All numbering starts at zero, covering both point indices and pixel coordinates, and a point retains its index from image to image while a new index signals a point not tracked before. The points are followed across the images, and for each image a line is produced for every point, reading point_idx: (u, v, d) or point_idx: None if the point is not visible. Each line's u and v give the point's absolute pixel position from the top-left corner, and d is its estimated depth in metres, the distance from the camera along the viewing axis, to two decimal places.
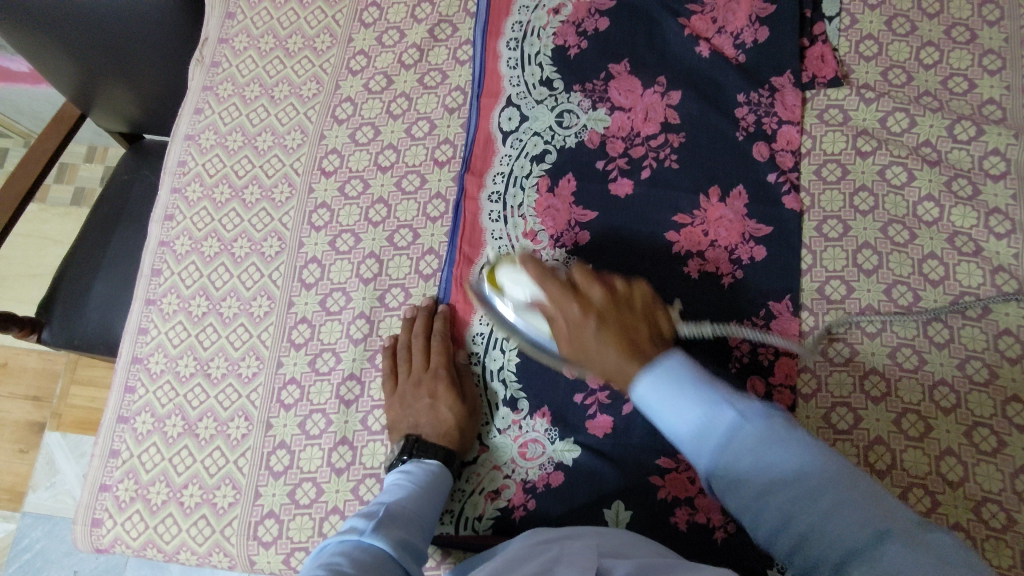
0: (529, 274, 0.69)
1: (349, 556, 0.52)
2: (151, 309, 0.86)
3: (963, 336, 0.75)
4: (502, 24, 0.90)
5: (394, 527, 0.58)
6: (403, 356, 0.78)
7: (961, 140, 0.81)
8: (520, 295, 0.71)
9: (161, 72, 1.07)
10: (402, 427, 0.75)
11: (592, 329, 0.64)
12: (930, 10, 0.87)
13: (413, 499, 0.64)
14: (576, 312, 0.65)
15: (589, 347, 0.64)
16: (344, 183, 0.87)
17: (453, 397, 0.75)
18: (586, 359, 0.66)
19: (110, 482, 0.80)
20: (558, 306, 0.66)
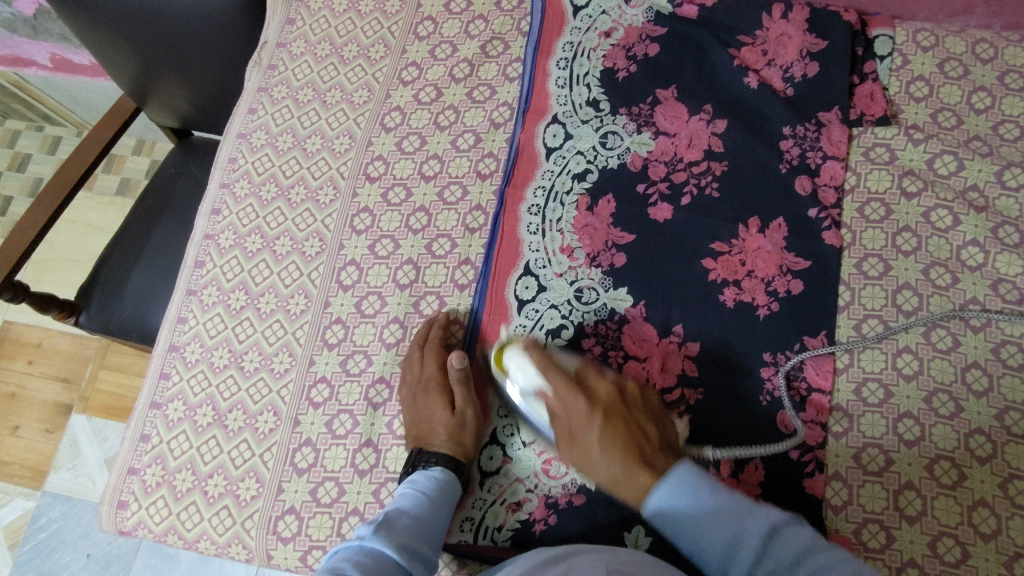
0: (534, 363, 0.72)
1: (352, 562, 0.58)
2: (191, 299, 0.88)
3: (1002, 386, 0.74)
4: (552, 44, 0.91)
5: (399, 532, 0.63)
6: (404, 368, 0.79)
7: (1009, 187, 0.80)
8: (523, 383, 0.74)
9: (218, 72, 1.11)
10: (408, 440, 0.76)
11: (595, 428, 0.69)
12: (984, 55, 0.87)
13: (419, 502, 0.67)
14: (585, 408, 0.70)
15: (586, 445, 0.69)
16: (388, 189, 0.89)
17: (448, 409, 0.75)
18: (582, 466, 0.70)
19: (138, 465, 0.81)
20: (567, 398, 0.71)
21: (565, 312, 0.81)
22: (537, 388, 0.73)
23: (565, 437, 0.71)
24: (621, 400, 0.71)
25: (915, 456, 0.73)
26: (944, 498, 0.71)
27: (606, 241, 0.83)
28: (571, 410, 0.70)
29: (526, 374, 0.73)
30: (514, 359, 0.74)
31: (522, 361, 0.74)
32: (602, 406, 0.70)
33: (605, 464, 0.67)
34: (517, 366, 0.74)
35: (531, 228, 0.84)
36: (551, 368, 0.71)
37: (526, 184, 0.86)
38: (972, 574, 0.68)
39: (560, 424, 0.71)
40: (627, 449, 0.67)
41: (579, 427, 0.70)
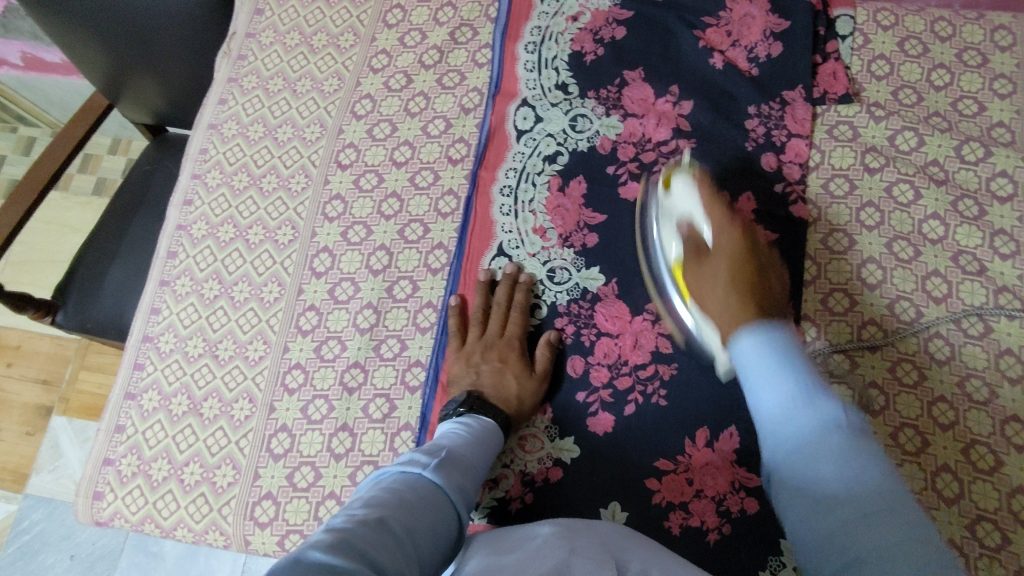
0: (699, 195, 0.76)
1: (410, 486, 0.51)
2: (164, 290, 0.87)
3: (964, 354, 0.76)
4: (520, 29, 0.92)
5: (456, 469, 0.57)
6: (478, 320, 0.80)
7: (968, 161, 0.82)
8: (678, 209, 0.76)
9: (190, 62, 1.11)
10: (462, 384, 0.76)
11: (721, 285, 0.69)
12: (942, 33, 0.89)
13: (468, 447, 0.63)
14: (731, 239, 0.72)
15: (715, 268, 0.71)
16: (359, 177, 0.89)
17: (520, 367, 0.76)
18: (699, 292, 0.71)
19: (113, 456, 0.81)
20: (716, 228, 0.73)
21: (537, 292, 0.82)
22: (687, 219, 0.75)
23: (693, 258, 0.73)
24: (758, 252, 0.73)
25: (880, 424, 0.75)
26: (908, 465, 0.73)
27: (577, 221, 0.84)
28: (714, 241, 0.73)
29: (687, 201, 0.76)
30: (679, 184, 0.77)
31: (687, 189, 0.76)
32: (746, 240, 0.72)
33: (722, 297, 0.68)
34: (680, 192, 0.77)
35: (503, 209, 0.85)
36: (726, 218, 0.73)
37: (498, 165, 0.87)
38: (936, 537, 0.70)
39: (699, 245, 0.73)
40: (745, 281, 0.69)
41: (720, 245, 0.72)
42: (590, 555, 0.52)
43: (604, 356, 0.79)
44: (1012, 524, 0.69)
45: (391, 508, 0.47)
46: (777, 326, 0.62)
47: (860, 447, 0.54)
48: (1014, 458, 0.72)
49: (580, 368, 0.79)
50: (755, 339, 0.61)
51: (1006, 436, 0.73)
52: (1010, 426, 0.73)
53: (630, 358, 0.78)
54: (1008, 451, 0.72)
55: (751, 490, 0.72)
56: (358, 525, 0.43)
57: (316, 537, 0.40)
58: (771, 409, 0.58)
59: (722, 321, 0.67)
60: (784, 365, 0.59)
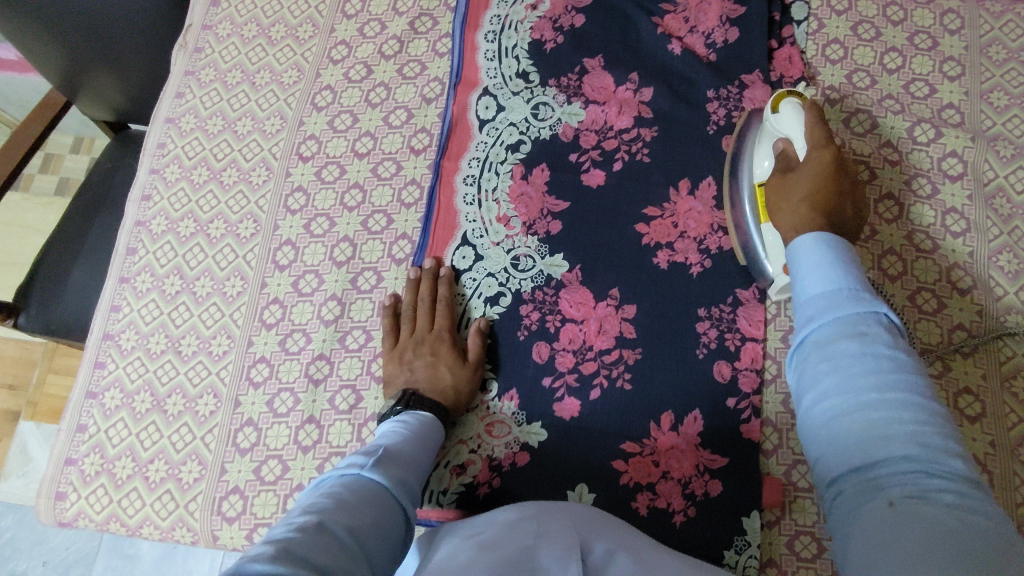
0: (805, 115, 0.71)
1: (350, 488, 0.52)
2: (124, 287, 0.86)
3: (918, 330, 0.78)
4: (480, 18, 0.92)
5: (395, 465, 0.58)
6: (407, 316, 0.79)
7: (920, 142, 0.84)
8: (781, 129, 0.74)
9: (146, 49, 1.08)
10: (397, 382, 0.75)
11: (799, 191, 0.66)
12: (894, 17, 0.90)
13: (409, 443, 0.64)
14: (822, 157, 0.67)
15: (798, 175, 0.67)
16: (321, 168, 0.88)
17: (453, 358, 0.76)
18: (778, 200, 0.68)
19: (75, 456, 0.79)
20: (813, 144, 0.68)
21: (502, 280, 0.82)
22: (787, 139, 0.72)
23: (781, 168, 0.70)
24: (848, 178, 0.67)
25: None
26: None
27: (541, 209, 0.85)
28: (804, 155, 0.68)
29: (790, 122, 0.72)
30: (786, 106, 0.74)
31: (795, 113, 0.73)
32: (834, 165, 0.66)
33: (794, 211, 0.64)
34: (785, 114, 0.73)
35: (467, 198, 0.85)
36: (820, 124, 0.69)
37: (460, 155, 0.87)
38: None
39: (788, 159, 0.70)
40: (818, 204, 0.64)
41: (809, 156, 0.68)
42: (558, 539, 0.52)
43: (570, 342, 0.79)
44: None
45: (330, 512, 0.48)
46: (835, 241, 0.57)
47: (903, 368, 0.47)
48: (967, 429, 0.74)
49: (546, 354, 0.79)
50: (807, 247, 0.56)
51: (960, 408, 0.75)
52: (963, 398, 0.75)
53: (595, 343, 0.79)
54: (962, 422, 0.74)
55: (715, 472, 0.73)
56: (296, 537, 0.44)
57: (251, 554, 0.40)
58: (815, 331, 0.52)
59: (790, 232, 0.64)
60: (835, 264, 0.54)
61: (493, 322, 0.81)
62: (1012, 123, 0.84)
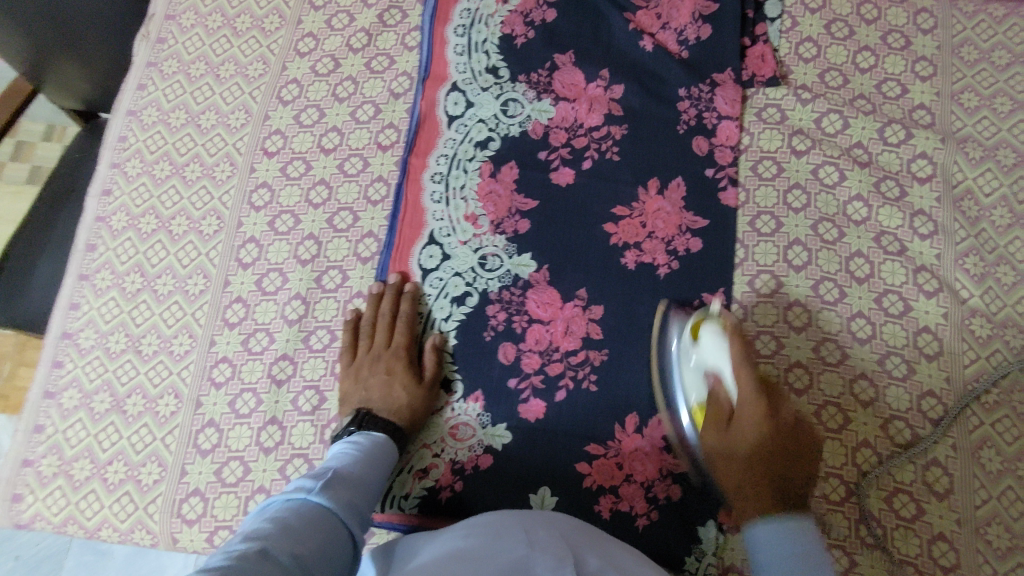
0: (732, 352, 0.65)
1: (296, 511, 0.52)
2: (84, 284, 0.84)
3: (884, 332, 0.78)
4: (450, 11, 0.90)
5: (343, 488, 0.58)
6: (366, 331, 0.79)
7: (891, 143, 0.84)
8: (706, 360, 0.68)
9: (103, 25, 1.04)
10: (353, 400, 0.75)
11: (750, 433, 0.64)
12: (868, 16, 0.90)
13: (360, 463, 0.64)
14: (758, 420, 0.64)
15: (741, 428, 0.65)
16: (286, 164, 0.87)
17: (409, 377, 0.76)
18: (712, 428, 0.66)
19: (32, 457, 0.78)
20: (743, 393, 0.65)
21: (469, 280, 0.81)
22: (716, 370, 0.67)
23: (714, 418, 0.66)
24: (779, 402, 0.66)
25: (804, 404, 0.77)
26: (830, 442, 0.75)
27: (509, 207, 0.84)
28: (738, 403, 0.65)
29: (717, 358, 0.67)
30: (707, 336, 0.68)
31: (716, 342, 0.67)
32: (771, 428, 0.64)
33: (745, 454, 0.64)
34: (708, 346, 0.68)
35: (434, 196, 0.84)
36: (747, 364, 0.65)
37: (429, 152, 0.86)
38: (856, 510, 0.73)
39: (722, 401, 0.66)
40: (766, 457, 0.63)
41: (743, 402, 0.65)
42: (549, 549, 0.51)
43: (536, 343, 0.79)
44: (927, 494, 0.73)
45: (273, 537, 0.48)
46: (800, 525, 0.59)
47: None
48: (928, 432, 0.75)
49: (512, 355, 0.78)
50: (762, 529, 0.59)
51: (923, 411, 0.75)
52: (927, 401, 0.76)
53: (561, 345, 0.78)
54: (925, 426, 0.75)
55: (678, 475, 0.73)
56: (237, 563, 0.43)
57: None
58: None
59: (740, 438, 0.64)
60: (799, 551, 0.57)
61: (459, 322, 0.80)
62: (982, 125, 0.84)
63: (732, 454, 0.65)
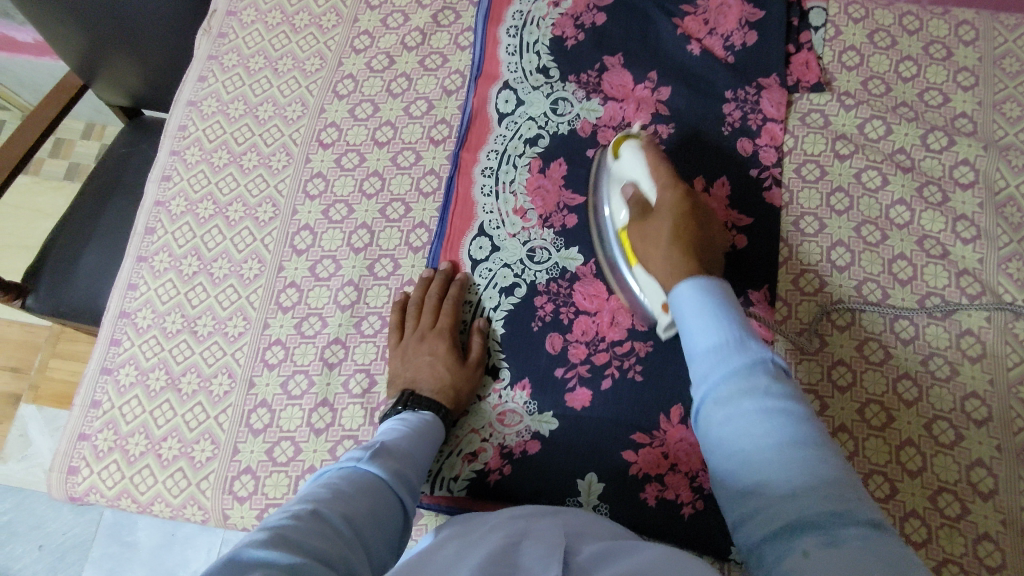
0: (645, 158, 0.74)
1: (347, 478, 0.54)
2: (142, 266, 0.86)
3: (927, 333, 0.80)
4: (502, 12, 0.93)
5: (392, 460, 0.60)
6: (413, 313, 0.80)
7: (933, 149, 0.86)
8: (626, 171, 0.77)
9: (161, 25, 1.07)
10: (400, 380, 0.76)
11: (666, 226, 0.70)
12: (910, 27, 0.92)
13: (409, 438, 0.65)
14: (675, 197, 0.71)
15: (659, 221, 0.71)
16: (341, 156, 0.89)
17: (453, 358, 0.77)
18: (644, 249, 0.71)
19: (88, 431, 0.80)
20: (658, 176, 0.72)
21: (517, 271, 0.83)
22: (634, 182, 0.75)
23: (639, 214, 0.73)
24: (704, 230, 0.71)
25: (848, 401, 0.78)
26: (874, 440, 0.76)
27: (557, 202, 0.86)
28: (657, 197, 0.72)
29: (632, 167, 0.75)
30: (627, 151, 0.77)
31: (635, 154, 0.76)
32: (684, 203, 0.71)
33: (664, 252, 0.68)
34: (626, 161, 0.76)
35: (484, 189, 0.86)
36: (660, 167, 0.73)
37: (480, 147, 0.88)
38: (900, 508, 0.74)
39: (644, 204, 0.74)
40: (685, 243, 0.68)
41: (659, 196, 0.72)
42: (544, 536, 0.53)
43: (582, 333, 0.80)
44: (971, 494, 0.73)
45: (326, 501, 0.50)
46: (716, 283, 0.61)
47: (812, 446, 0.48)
48: (972, 433, 0.76)
49: (558, 345, 0.80)
50: (693, 289, 0.60)
51: (966, 411, 0.76)
52: (970, 401, 0.77)
53: (607, 335, 0.80)
54: (968, 426, 0.76)
55: None
56: (292, 522, 0.45)
57: (249, 537, 0.42)
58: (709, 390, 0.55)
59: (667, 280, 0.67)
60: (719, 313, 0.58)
61: (508, 311, 0.82)
62: None
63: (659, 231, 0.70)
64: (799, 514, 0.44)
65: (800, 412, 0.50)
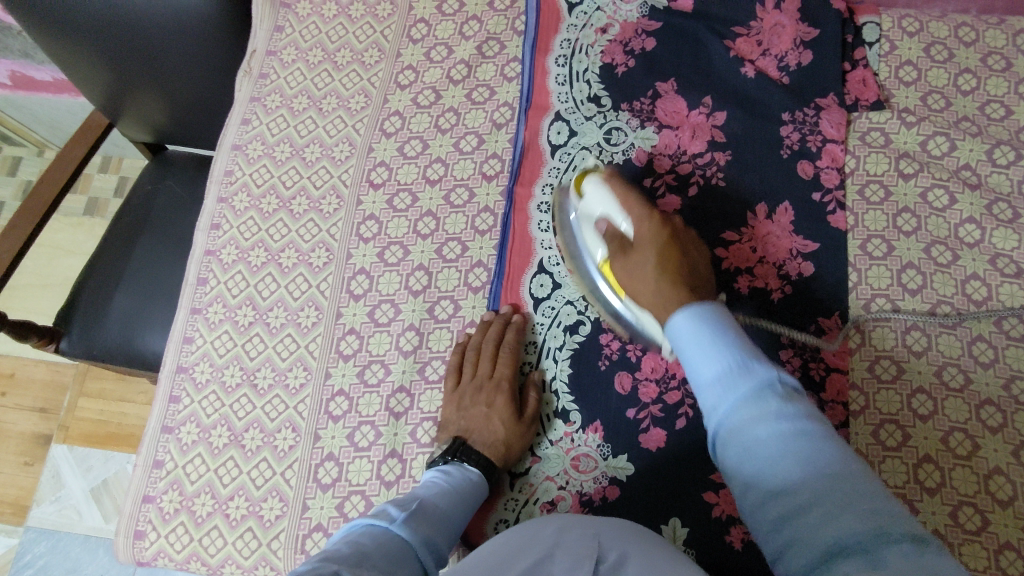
0: (612, 190, 0.71)
1: (375, 539, 0.54)
2: (196, 318, 0.85)
3: (1008, 356, 0.77)
4: (550, 42, 0.92)
5: (425, 524, 0.59)
6: (471, 358, 0.78)
7: (1000, 164, 0.84)
8: (595, 211, 0.73)
9: (197, 67, 0.94)
10: (453, 428, 0.75)
11: (650, 258, 0.65)
12: (967, 38, 0.90)
13: (446, 500, 0.65)
14: (654, 226, 0.67)
15: (641, 259, 0.66)
16: (392, 196, 0.88)
17: (509, 411, 0.75)
18: (632, 288, 0.67)
19: (153, 493, 0.78)
20: (632, 207, 0.69)
21: (580, 308, 0.80)
22: (606, 217, 0.71)
23: (619, 251, 0.68)
24: (685, 243, 0.68)
25: (930, 430, 0.75)
26: (961, 469, 0.74)
27: None
28: (635, 230, 0.68)
29: (602, 203, 0.71)
30: (592, 185, 0.73)
31: (600, 189, 0.72)
32: (665, 228, 0.67)
33: (642, 211, 0.68)
34: (593, 194, 0.73)
35: (541, 225, 0.84)
36: (629, 196, 0.70)
37: (534, 181, 0.86)
38: (994, 540, 0.71)
39: (622, 239, 0.69)
40: (675, 275, 0.64)
41: (639, 232, 0.67)
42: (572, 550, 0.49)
43: (652, 371, 0.77)
44: None
45: (351, 560, 0.49)
46: (712, 307, 0.57)
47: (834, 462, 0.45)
48: None
49: (628, 385, 0.77)
50: (682, 320, 0.56)
51: None
52: None
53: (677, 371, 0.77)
54: None
55: None
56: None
57: None
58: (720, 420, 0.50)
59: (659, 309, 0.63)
60: (717, 338, 0.53)
61: (572, 351, 0.79)
62: None
63: (641, 270, 0.66)
64: (835, 543, 0.41)
65: (825, 430, 0.47)
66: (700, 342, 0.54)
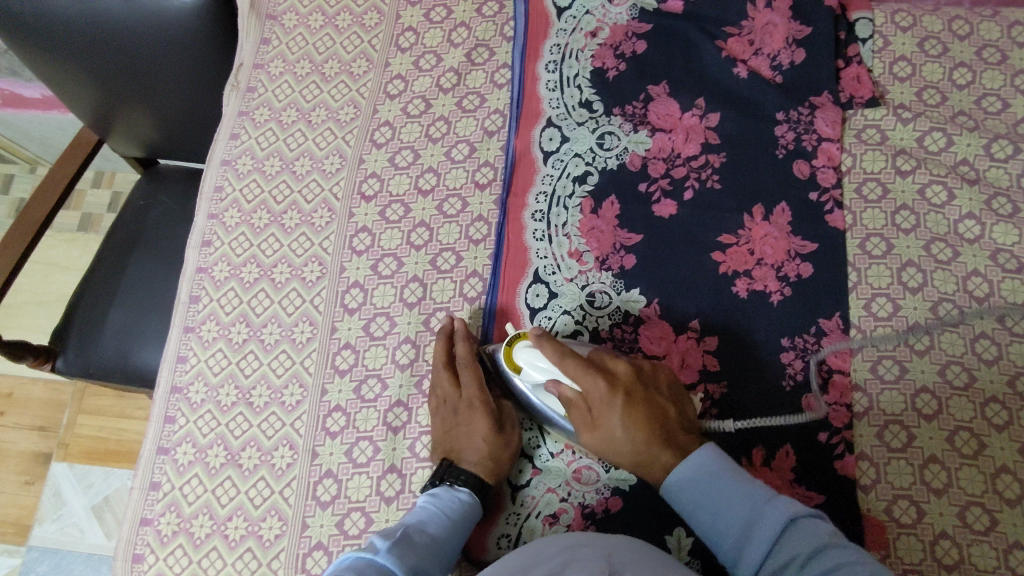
0: (548, 356, 0.67)
1: (361, 573, 0.54)
2: (190, 336, 0.84)
3: (1011, 352, 0.76)
4: (540, 47, 0.91)
5: (412, 551, 0.59)
6: (440, 384, 0.76)
7: (998, 159, 0.83)
8: (539, 377, 0.70)
9: (187, 85, 0.94)
10: (440, 453, 0.74)
11: (618, 410, 0.65)
12: (960, 32, 0.89)
13: (436, 524, 0.64)
14: (604, 392, 0.66)
15: (609, 427, 0.66)
16: (385, 207, 0.87)
17: (489, 425, 0.73)
18: (603, 452, 0.67)
19: (151, 515, 0.77)
20: (587, 386, 0.66)
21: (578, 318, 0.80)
22: (552, 380, 0.68)
23: (580, 419, 0.67)
24: (636, 381, 0.68)
25: (936, 430, 0.74)
26: (967, 469, 0.72)
27: (614, 243, 0.82)
28: (586, 395, 0.66)
29: (540, 369, 0.69)
30: (524, 356, 0.70)
31: (534, 355, 0.69)
32: (622, 392, 0.66)
33: (618, 416, 0.65)
34: (529, 361, 0.69)
35: (536, 234, 0.83)
36: (563, 359, 0.66)
37: (527, 190, 0.85)
38: (1003, 540, 0.70)
39: (574, 402, 0.67)
40: (655, 425, 0.65)
41: (599, 408, 0.66)
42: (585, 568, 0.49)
43: None
44: None
45: None
46: (704, 455, 0.64)
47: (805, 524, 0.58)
48: None
49: None
50: (680, 479, 0.63)
51: None
52: None
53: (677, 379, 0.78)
54: None
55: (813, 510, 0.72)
56: None
57: None
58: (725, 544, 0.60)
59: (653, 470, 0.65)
60: (717, 481, 0.62)
61: None
62: None
63: (617, 451, 0.66)
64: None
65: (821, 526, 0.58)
66: (705, 490, 0.62)
